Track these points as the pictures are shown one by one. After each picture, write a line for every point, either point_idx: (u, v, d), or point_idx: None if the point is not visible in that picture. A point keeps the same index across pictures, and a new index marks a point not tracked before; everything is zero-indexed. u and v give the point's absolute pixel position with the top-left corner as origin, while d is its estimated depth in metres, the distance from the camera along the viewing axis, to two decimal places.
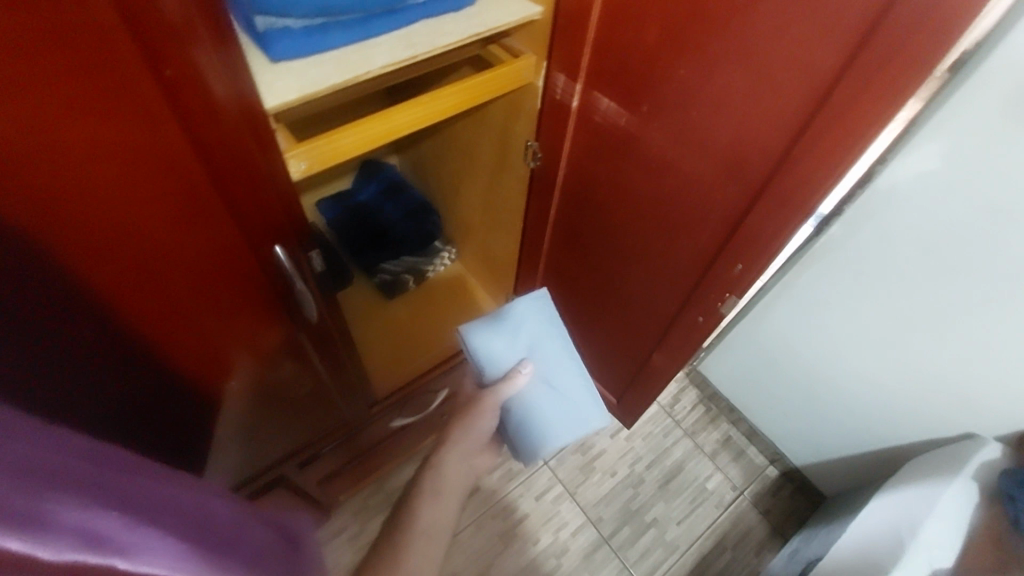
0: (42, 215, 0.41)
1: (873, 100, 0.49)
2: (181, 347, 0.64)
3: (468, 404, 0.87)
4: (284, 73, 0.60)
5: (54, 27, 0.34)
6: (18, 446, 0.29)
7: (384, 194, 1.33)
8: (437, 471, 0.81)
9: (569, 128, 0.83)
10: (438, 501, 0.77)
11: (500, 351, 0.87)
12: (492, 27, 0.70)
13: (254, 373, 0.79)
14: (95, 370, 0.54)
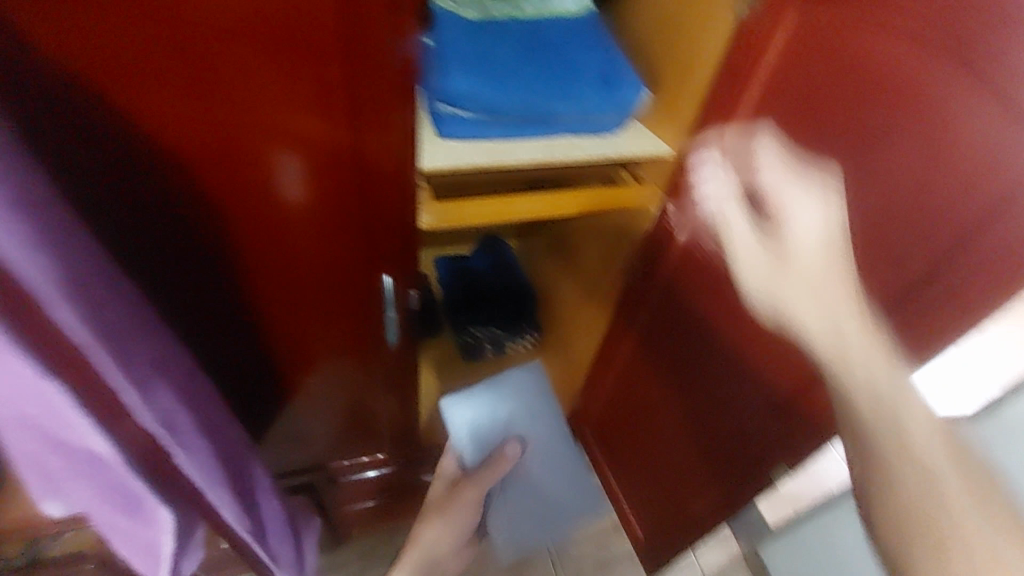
0: (236, 183, 0.60)
1: (977, 289, 0.51)
2: (282, 326, 0.77)
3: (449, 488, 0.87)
4: (443, 146, 0.74)
5: (293, 76, 0.53)
6: (142, 339, 0.40)
7: (493, 268, 1.40)
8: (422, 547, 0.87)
9: (669, 257, 0.89)
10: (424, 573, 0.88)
11: (487, 428, 0.87)
12: (622, 154, 0.80)
13: (326, 379, 0.89)
14: (214, 307, 0.70)
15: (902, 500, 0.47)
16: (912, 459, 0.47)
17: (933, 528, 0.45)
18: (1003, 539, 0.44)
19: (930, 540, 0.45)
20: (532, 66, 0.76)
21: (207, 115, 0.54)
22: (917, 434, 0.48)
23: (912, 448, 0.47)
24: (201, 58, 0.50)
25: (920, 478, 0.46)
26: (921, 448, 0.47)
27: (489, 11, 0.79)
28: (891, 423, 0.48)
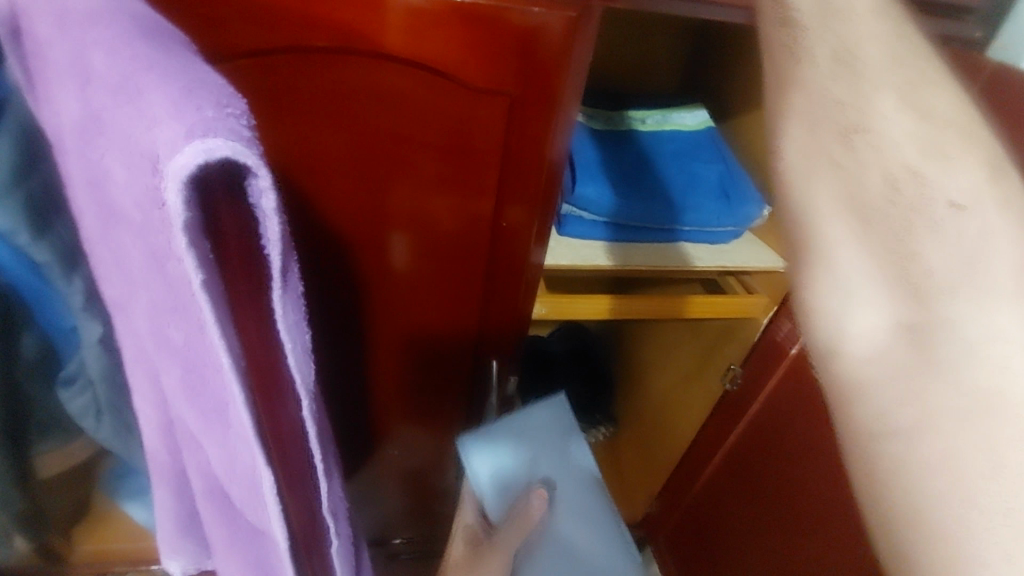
0: (382, 265, 0.64)
1: None
2: (382, 399, 0.78)
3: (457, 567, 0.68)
4: (565, 243, 0.78)
5: (456, 180, 0.58)
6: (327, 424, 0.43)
7: (574, 354, 1.35)
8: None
9: (778, 372, 0.86)
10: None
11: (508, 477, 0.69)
12: (740, 266, 0.80)
13: (406, 459, 0.86)
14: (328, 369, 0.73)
15: (809, 116, 0.35)
16: (846, 36, 0.35)
17: (843, 122, 0.35)
18: (925, 128, 0.34)
19: (837, 138, 0.35)
20: (656, 177, 0.79)
21: (373, 205, 0.59)
22: (863, 61, 0.35)
23: (815, 44, 0.36)
24: (382, 166, 0.56)
25: (841, 86, 0.35)
26: (860, 70, 0.35)
27: (615, 124, 0.85)
28: (825, 26, 0.35)
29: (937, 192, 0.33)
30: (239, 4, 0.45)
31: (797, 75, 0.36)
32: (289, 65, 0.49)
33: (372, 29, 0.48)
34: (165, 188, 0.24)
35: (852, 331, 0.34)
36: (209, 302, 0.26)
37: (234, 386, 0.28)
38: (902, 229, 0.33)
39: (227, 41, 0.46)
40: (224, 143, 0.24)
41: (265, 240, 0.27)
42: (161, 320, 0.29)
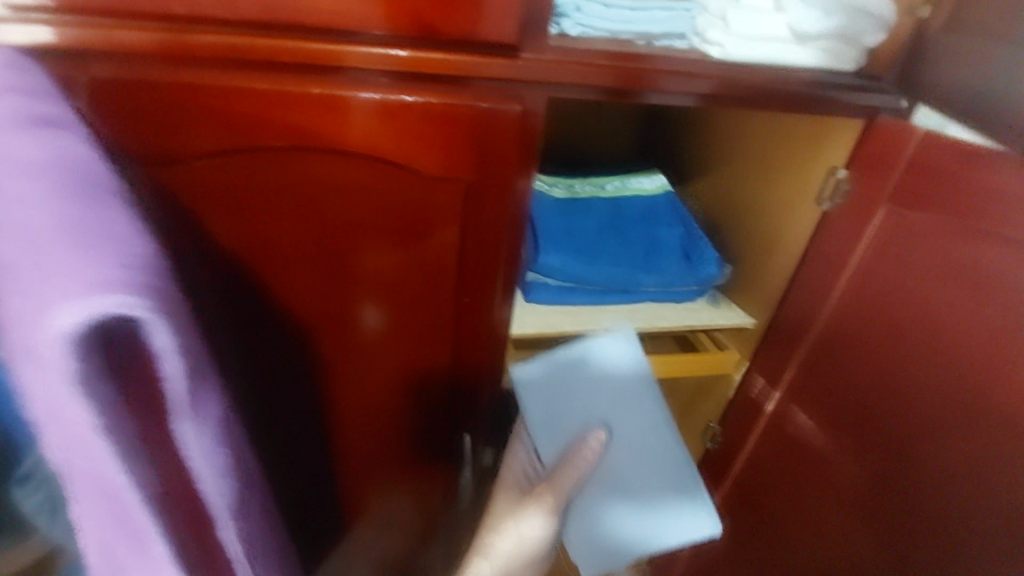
0: (342, 343, 0.64)
1: None
2: (350, 474, 0.75)
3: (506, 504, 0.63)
4: (531, 310, 0.78)
5: (412, 260, 0.59)
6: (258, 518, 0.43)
7: None
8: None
9: (756, 431, 0.84)
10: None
11: (568, 409, 0.65)
12: (707, 323, 0.80)
13: (376, 538, 0.81)
14: (291, 443, 0.71)
15: None
16: None
17: None
18: None
19: None
20: (617, 242, 0.82)
21: (331, 286, 0.60)
22: None
23: None
24: (339, 251, 0.57)
25: None
26: None
27: (575, 190, 0.88)
28: None
29: None
30: (190, 111, 0.47)
31: None
32: (242, 163, 0.51)
33: (332, 129, 0.50)
34: (46, 347, 0.25)
35: None
36: (104, 442, 0.27)
37: (139, 509, 0.29)
38: None
39: (182, 145, 0.48)
40: (117, 299, 0.26)
41: (164, 376, 0.28)
42: (62, 458, 0.28)
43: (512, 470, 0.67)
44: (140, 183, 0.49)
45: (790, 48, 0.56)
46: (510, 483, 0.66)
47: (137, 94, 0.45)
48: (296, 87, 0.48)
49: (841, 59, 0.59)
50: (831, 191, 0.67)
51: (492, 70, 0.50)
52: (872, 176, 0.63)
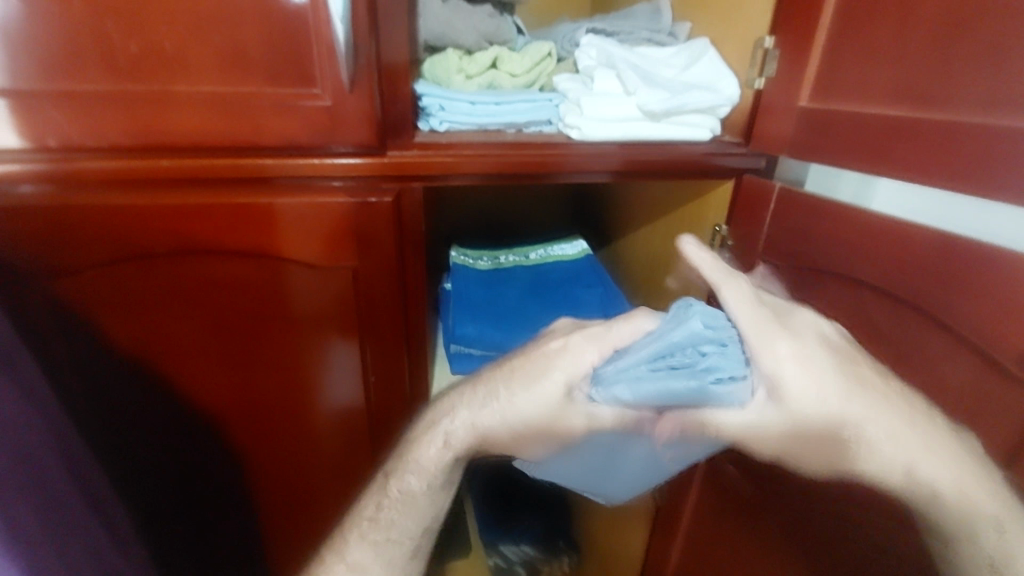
0: (254, 433, 0.65)
1: None
2: (279, 564, 0.74)
3: (470, 439, 0.47)
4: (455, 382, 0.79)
5: (313, 348, 0.61)
6: None
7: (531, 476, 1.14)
8: (358, 548, 0.54)
9: (694, 483, 0.82)
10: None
11: (643, 389, 0.40)
12: None
13: None
14: (213, 537, 0.70)
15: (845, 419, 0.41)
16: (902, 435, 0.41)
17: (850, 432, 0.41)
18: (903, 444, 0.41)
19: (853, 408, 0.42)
20: (536, 308, 0.84)
21: (235, 377, 0.61)
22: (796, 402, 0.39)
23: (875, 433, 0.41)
24: (239, 342, 0.59)
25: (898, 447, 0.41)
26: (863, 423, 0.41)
27: (499, 261, 0.92)
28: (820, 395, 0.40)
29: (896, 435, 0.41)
30: (78, 230, 0.51)
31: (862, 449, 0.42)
32: (135, 271, 0.54)
33: (217, 233, 0.54)
34: None
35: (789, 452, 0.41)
36: None
37: None
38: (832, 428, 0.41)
39: (73, 258, 0.52)
40: None
41: None
42: None
43: (498, 402, 0.45)
44: (34, 295, 0.52)
45: (646, 125, 0.62)
46: (480, 423, 0.46)
47: (29, 218, 0.50)
48: (180, 199, 0.52)
49: (699, 129, 0.63)
50: (720, 246, 0.71)
51: (365, 169, 0.55)
52: (750, 229, 0.67)
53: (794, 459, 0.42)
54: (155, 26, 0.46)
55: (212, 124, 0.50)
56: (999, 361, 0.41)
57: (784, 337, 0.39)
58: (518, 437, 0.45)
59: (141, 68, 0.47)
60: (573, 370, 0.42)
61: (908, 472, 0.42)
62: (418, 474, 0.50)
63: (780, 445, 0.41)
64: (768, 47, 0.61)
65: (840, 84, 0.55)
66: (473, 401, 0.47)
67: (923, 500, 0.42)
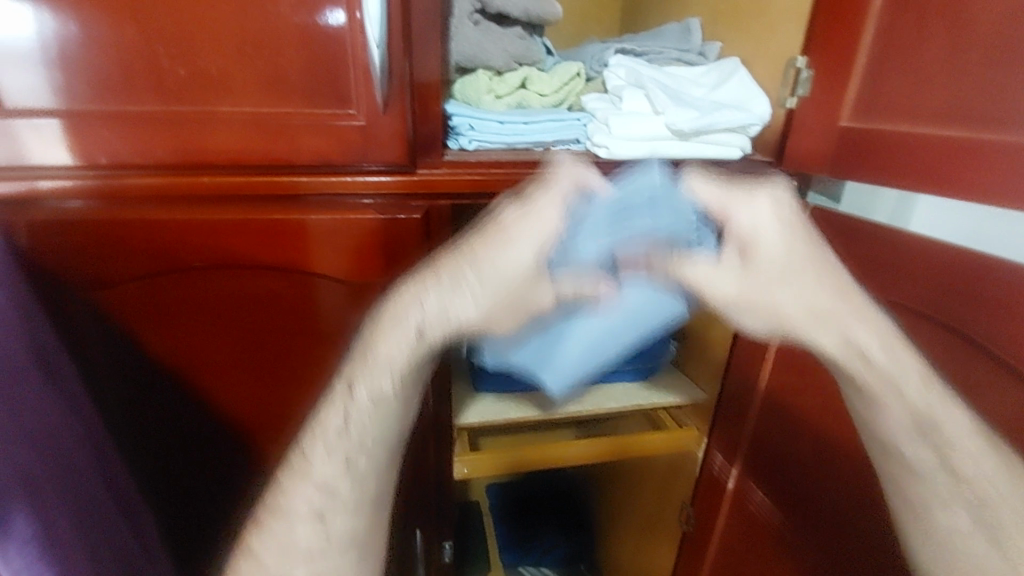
0: (279, 445, 0.65)
1: None
2: None
3: (441, 329, 0.43)
4: (479, 399, 0.79)
5: (339, 362, 0.62)
6: None
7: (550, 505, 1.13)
8: (323, 465, 0.48)
9: (723, 509, 0.79)
10: (260, 551, 0.48)
11: (590, 272, 0.44)
12: (654, 403, 0.79)
13: None
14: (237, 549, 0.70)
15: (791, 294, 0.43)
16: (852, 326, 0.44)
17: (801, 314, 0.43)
18: (825, 318, 0.44)
19: (804, 307, 0.43)
20: None
21: (262, 389, 0.62)
22: (756, 260, 0.42)
23: (824, 342, 0.44)
24: (268, 355, 0.61)
25: (823, 321, 0.44)
26: (806, 300, 0.43)
27: None
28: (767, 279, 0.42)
29: (837, 325, 0.44)
30: (120, 243, 0.53)
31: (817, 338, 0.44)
32: (172, 284, 0.56)
33: (250, 248, 0.55)
34: None
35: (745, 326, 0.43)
36: None
37: None
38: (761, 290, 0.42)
39: (114, 270, 0.54)
40: None
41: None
42: None
43: (466, 281, 0.42)
44: (76, 306, 0.55)
45: (675, 144, 0.61)
46: (450, 309, 0.42)
47: (74, 232, 0.52)
48: (217, 215, 0.54)
49: (728, 148, 0.62)
50: None
51: (395, 187, 0.56)
52: None
53: (753, 313, 0.42)
54: (201, 50, 0.49)
55: (250, 143, 0.52)
56: (995, 353, 0.43)
57: (747, 203, 0.41)
58: (484, 309, 0.42)
59: (186, 90, 0.50)
60: (541, 233, 0.41)
61: (860, 353, 0.45)
62: (387, 383, 0.47)
63: (735, 297, 0.42)
64: (800, 66, 0.60)
65: (879, 103, 0.54)
66: (438, 288, 0.43)
67: (892, 377, 0.45)
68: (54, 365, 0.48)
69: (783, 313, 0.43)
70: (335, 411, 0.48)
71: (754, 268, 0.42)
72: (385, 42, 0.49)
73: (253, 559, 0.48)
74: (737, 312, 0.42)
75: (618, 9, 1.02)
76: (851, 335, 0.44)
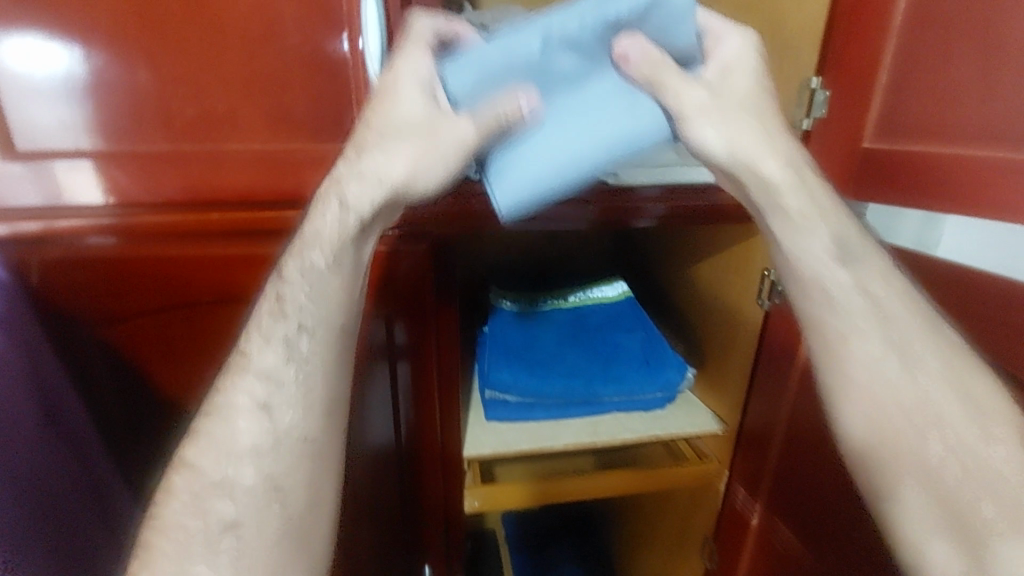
0: None
1: None
2: None
3: (365, 194, 0.45)
4: (490, 429, 0.78)
5: None
6: None
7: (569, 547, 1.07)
8: (264, 349, 0.48)
9: (747, 546, 0.76)
10: (203, 446, 0.47)
11: (512, 72, 0.42)
12: (671, 433, 0.76)
13: None
14: None
15: (744, 114, 0.46)
16: (789, 152, 0.48)
17: (759, 138, 0.46)
18: (779, 152, 0.47)
19: (757, 125, 0.46)
20: (574, 355, 0.81)
21: None
22: (729, 81, 0.45)
23: (769, 165, 0.47)
24: None
25: (772, 146, 0.47)
26: (762, 127, 0.46)
27: (538, 303, 0.90)
28: (734, 98, 0.45)
29: (783, 147, 0.47)
30: (129, 280, 0.53)
31: (761, 157, 0.46)
32: (180, 319, 0.56)
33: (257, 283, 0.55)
34: None
35: (702, 140, 0.45)
36: None
37: None
38: (728, 103, 0.45)
39: (124, 307, 0.54)
40: None
41: None
42: None
43: (375, 145, 0.44)
44: (85, 344, 0.55)
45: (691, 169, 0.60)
46: (369, 172, 0.44)
47: (86, 269, 0.52)
48: (225, 251, 0.54)
49: None
50: (769, 291, 0.67)
51: None
52: None
53: (699, 118, 0.44)
54: (210, 90, 0.49)
55: (257, 179, 0.52)
56: (1001, 364, 0.47)
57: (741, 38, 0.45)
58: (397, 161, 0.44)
59: (196, 129, 0.50)
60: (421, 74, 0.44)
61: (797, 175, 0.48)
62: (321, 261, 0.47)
63: (706, 103, 0.44)
64: (816, 87, 0.56)
65: (903, 125, 0.52)
66: (351, 161, 0.45)
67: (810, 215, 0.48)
68: (57, 407, 0.52)
69: (736, 138, 0.46)
70: (276, 292, 0.48)
71: (728, 86, 0.45)
72: None
73: (201, 460, 0.47)
74: (671, 104, 0.43)
75: None
76: (755, 165, 0.47)
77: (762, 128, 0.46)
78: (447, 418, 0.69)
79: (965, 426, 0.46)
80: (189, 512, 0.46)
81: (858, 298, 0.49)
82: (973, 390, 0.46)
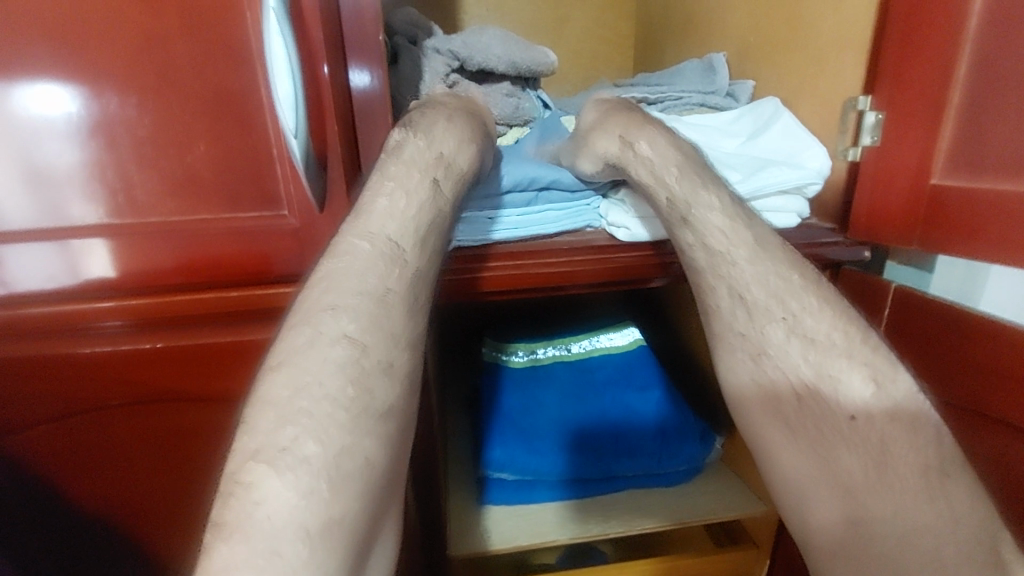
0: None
1: None
2: None
3: (440, 120, 0.43)
4: (483, 516, 0.66)
5: None
6: None
7: None
8: (379, 217, 0.37)
9: None
10: (329, 316, 0.33)
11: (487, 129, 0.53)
12: (701, 517, 0.65)
13: None
14: None
15: (605, 115, 0.48)
16: (647, 120, 0.47)
17: (615, 124, 0.47)
18: (632, 121, 0.47)
19: (620, 114, 0.48)
20: (576, 414, 0.69)
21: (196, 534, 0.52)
22: (594, 106, 0.51)
23: (606, 143, 0.46)
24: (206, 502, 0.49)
25: (620, 124, 0.47)
26: (610, 113, 0.48)
27: (538, 356, 0.75)
28: (608, 109, 0.49)
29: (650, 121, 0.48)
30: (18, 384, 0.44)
31: (594, 141, 0.47)
32: (85, 424, 0.46)
33: (175, 378, 0.46)
34: None
35: (582, 153, 0.48)
36: None
37: None
38: (600, 108, 0.51)
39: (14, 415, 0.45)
40: None
41: None
42: None
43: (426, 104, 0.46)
44: None
45: None
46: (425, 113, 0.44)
47: None
48: (130, 348, 0.44)
49: (786, 214, 0.49)
50: None
51: None
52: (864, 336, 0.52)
53: (590, 134, 0.48)
54: (103, 150, 0.41)
55: (164, 255, 0.43)
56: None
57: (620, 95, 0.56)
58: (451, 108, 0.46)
59: (92, 199, 0.41)
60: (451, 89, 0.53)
61: (623, 144, 0.46)
62: (424, 149, 0.40)
63: (592, 123, 0.49)
64: (863, 108, 0.47)
65: (977, 153, 0.40)
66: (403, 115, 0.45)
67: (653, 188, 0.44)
68: None
69: (598, 147, 0.47)
70: (381, 173, 0.39)
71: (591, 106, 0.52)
72: (304, 130, 0.40)
73: (327, 336, 0.32)
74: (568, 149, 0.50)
75: (630, 47, 0.95)
76: (598, 151, 0.47)
77: (611, 114, 0.48)
78: (429, 494, 0.61)
79: (827, 391, 0.39)
80: (325, 392, 0.30)
81: (706, 266, 0.43)
82: (850, 351, 0.39)
